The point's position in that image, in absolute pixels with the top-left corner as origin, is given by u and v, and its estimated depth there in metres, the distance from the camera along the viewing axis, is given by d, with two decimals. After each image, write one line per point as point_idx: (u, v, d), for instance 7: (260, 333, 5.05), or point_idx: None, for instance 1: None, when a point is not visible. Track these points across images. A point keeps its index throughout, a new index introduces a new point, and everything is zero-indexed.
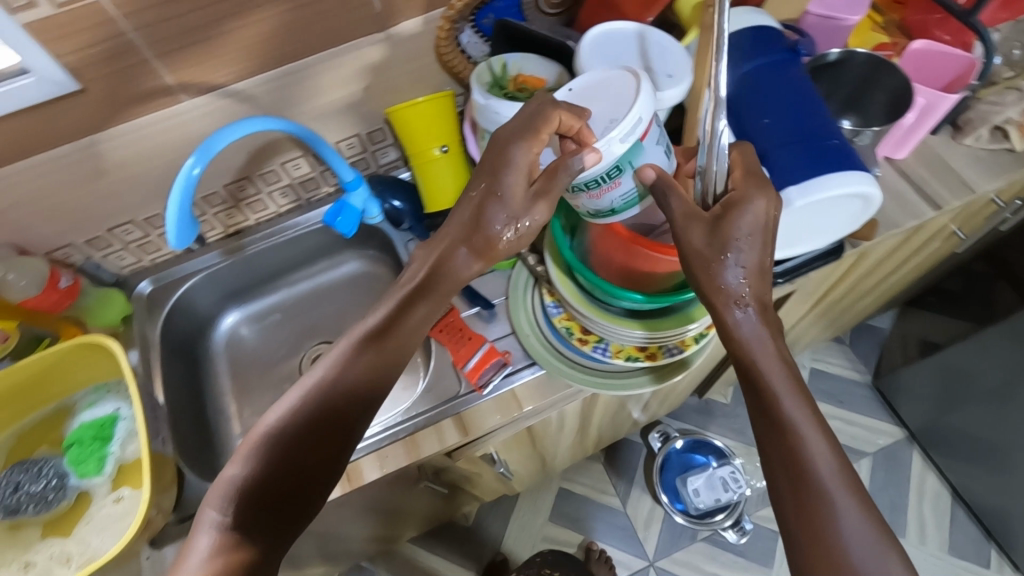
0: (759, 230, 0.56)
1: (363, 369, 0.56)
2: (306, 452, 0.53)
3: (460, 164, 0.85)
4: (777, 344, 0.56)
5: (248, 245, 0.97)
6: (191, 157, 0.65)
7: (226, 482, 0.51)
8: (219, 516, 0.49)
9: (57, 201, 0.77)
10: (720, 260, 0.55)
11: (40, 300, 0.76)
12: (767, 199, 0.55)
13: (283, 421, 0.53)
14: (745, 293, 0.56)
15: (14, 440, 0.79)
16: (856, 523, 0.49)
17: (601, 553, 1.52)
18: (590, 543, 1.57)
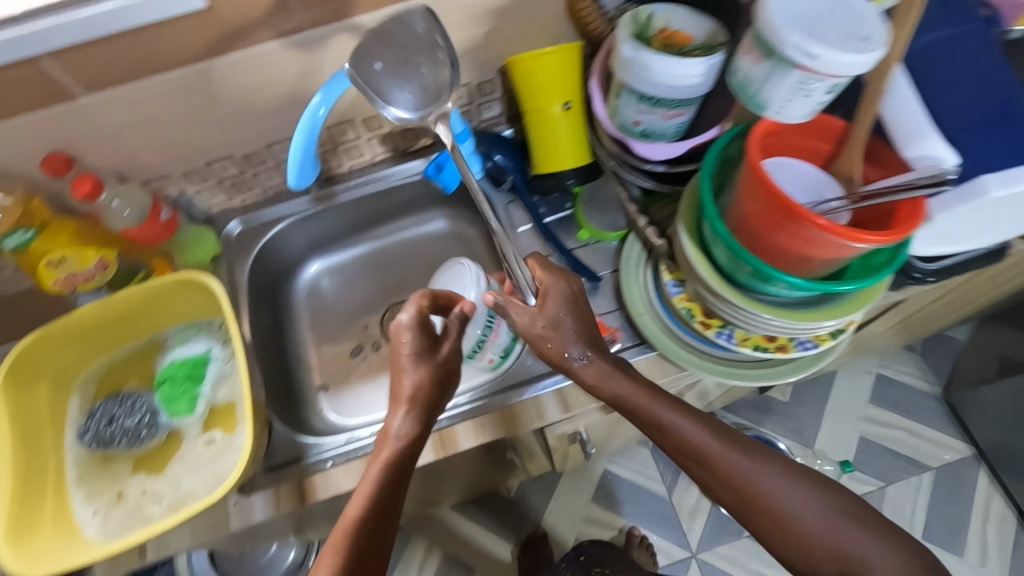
0: (563, 296, 0.64)
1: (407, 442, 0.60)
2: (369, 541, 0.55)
3: (580, 125, 0.80)
4: (624, 374, 0.62)
5: (340, 193, 0.93)
6: (316, 95, 0.61)
7: None
8: None
9: (162, 129, 0.73)
10: (568, 339, 0.62)
11: (141, 231, 0.74)
12: (569, 279, 0.65)
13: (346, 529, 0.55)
14: (582, 348, 0.62)
15: (106, 370, 0.78)
16: (798, 502, 0.58)
17: (643, 539, 1.43)
18: (633, 527, 1.47)
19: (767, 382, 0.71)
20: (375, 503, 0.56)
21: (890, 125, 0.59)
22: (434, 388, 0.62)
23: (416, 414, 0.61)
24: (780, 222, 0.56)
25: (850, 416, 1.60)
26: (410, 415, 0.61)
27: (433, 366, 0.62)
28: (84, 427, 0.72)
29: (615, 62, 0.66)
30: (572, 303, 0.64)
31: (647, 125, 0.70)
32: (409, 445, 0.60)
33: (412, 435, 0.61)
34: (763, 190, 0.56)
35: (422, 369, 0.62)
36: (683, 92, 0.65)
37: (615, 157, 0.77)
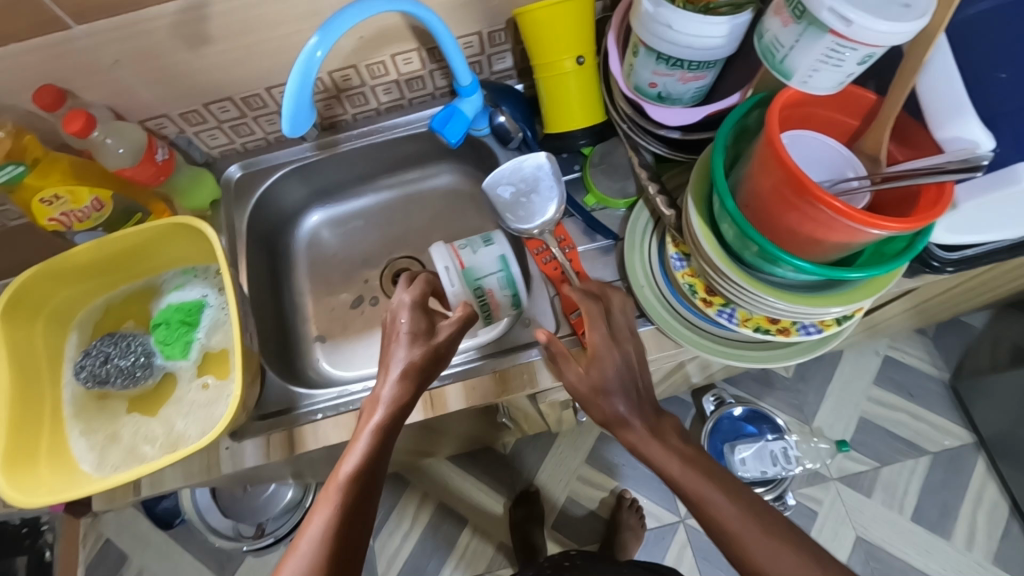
0: (625, 372, 0.65)
1: (399, 399, 0.63)
2: (367, 485, 0.59)
3: (593, 81, 0.76)
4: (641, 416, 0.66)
5: (343, 142, 0.90)
6: (314, 36, 0.57)
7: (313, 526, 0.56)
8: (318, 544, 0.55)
9: (159, 66, 0.70)
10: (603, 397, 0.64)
11: (137, 172, 0.72)
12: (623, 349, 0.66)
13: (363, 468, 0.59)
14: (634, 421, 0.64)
15: (103, 311, 0.78)
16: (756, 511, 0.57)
17: (633, 502, 1.45)
18: (623, 490, 1.50)
19: (765, 363, 0.69)
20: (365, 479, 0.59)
21: (925, 100, 0.55)
22: (406, 408, 0.63)
23: (383, 436, 0.61)
24: (794, 204, 0.52)
25: (853, 396, 1.59)
26: (397, 390, 0.63)
27: (413, 375, 0.63)
28: (79, 365, 0.72)
29: (634, 17, 0.61)
30: (628, 371, 0.65)
31: (663, 87, 0.66)
32: (369, 479, 0.59)
33: (403, 405, 0.63)
34: (778, 167, 0.52)
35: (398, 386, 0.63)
36: (702, 53, 0.60)
37: (628, 120, 0.73)
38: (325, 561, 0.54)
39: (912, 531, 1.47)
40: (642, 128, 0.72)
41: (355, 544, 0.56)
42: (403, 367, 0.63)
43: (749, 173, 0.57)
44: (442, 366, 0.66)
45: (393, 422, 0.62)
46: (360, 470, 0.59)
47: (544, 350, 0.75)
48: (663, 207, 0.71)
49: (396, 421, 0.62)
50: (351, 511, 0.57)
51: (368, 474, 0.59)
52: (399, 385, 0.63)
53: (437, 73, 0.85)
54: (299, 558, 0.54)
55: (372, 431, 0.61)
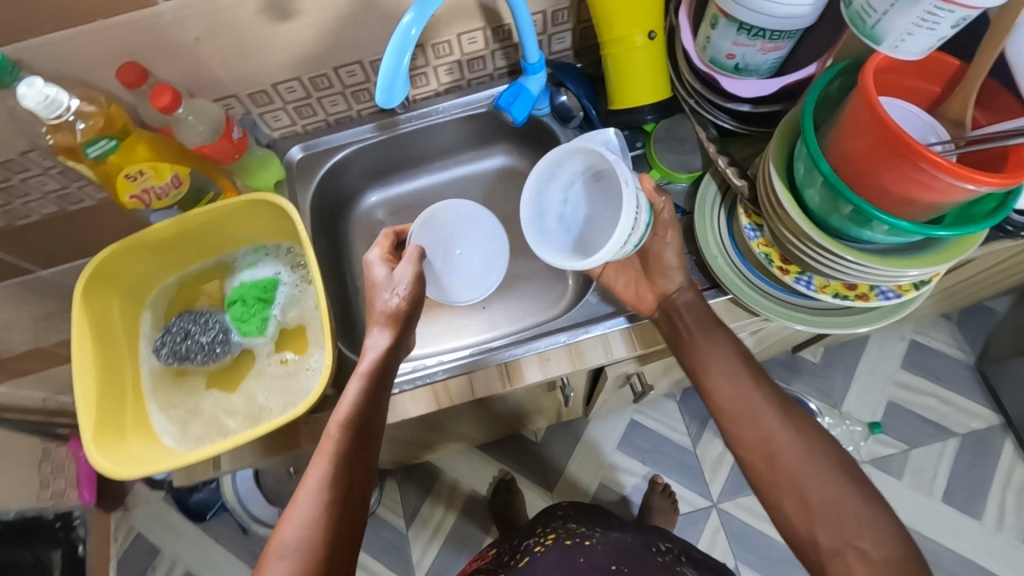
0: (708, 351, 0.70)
1: (384, 356, 0.66)
2: (361, 438, 0.63)
3: (661, 56, 0.77)
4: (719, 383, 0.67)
5: (402, 124, 0.90)
6: (408, 14, 0.58)
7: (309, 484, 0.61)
8: (319, 494, 0.60)
9: (236, 44, 0.71)
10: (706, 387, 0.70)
11: (215, 149, 0.72)
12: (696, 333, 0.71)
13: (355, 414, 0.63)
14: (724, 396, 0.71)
15: (177, 287, 0.79)
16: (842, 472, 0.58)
17: (666, 487, 1.45)
18: (656, 476, 1.50)
19: (840, 329, 0.70)
20: (356, 428, 0.63)
21: (1013, 64, 0.56)
22: (387, 370, 0.67)
23: (373, 387, 0.65)
24: (888, 161, 0.54)
25: (881, 380, 1.60)
26: (384, 346, 0.67)
27: (396, 325, 0.68)
28: (160, 342, 0.73)
29: None
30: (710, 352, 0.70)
31: (741, 59, 0.67)
32: (363, 425, 0.63)
33: (385, 365, 0.66)
34: (874, 126, 0.53)
35: (383, 351, 0.67)
36: (786, 22, 0.61)
37: (696, 94, 0.75)
38: (326, 510, 0.59)
39: (943, 512, 1.49)
40: (710, 102, 0.74)
41: (353, 495, 0.61)
42: (386, 330, 0.67)
43: (838, 136, 0.58)
44: (417, 313, 0.70)
45: (378, 379, 0.66)
46: (352, 418, 0.63)
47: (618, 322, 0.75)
48: (734, 177, 0.72)
49: (383, 374, 0.66)
50: (346, 460, 0.62)
51: (358, 423, 0.63)
52: (383, 351, 0.66)
53: (499, 53, 0.86)
54: (296, 512, 0.59)
55: (355, 389, 0.64)
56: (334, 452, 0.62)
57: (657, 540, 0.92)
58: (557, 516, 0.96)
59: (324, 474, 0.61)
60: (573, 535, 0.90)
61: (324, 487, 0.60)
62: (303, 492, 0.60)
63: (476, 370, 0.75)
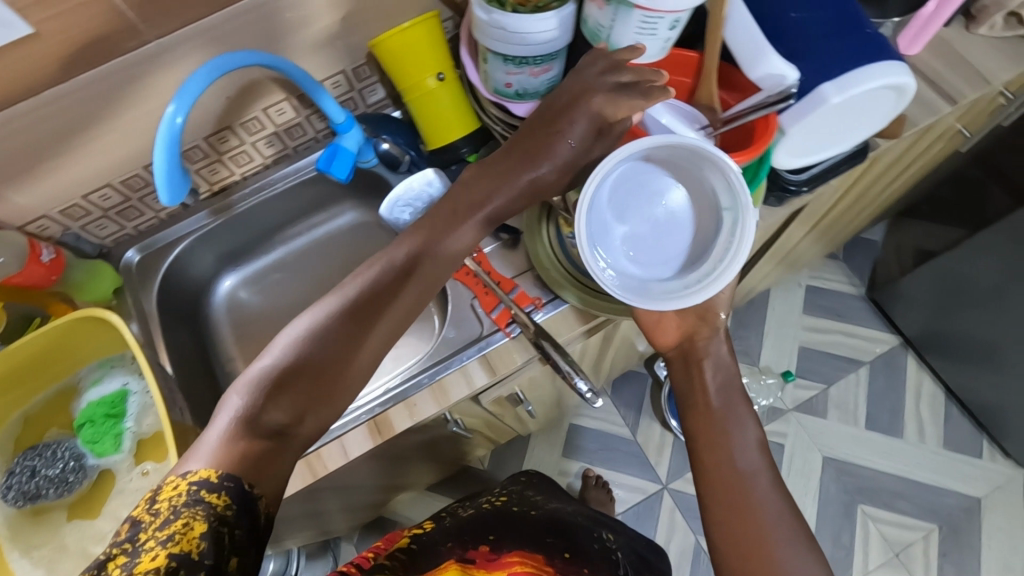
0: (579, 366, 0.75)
1: (384, 273, 0.58)
2: (312, 374, 0.52)
3: (458, 93, 0.80)
4: None
5: (238, 203, 0.90)
6: (170, 103, 0.59)
7: (251, 372, 0.52)
8: (240, 402, 0.50)
9: (24, 168, 0.70)
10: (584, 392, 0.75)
11: (25, 276, 0.71)
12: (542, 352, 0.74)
13: (311, 335, 0.53)
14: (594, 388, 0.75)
15: (23, 423, 0.75)
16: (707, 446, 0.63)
17: (599, 479, 1.48)
18: (587, 470, 1.53)
19: None
20: (322, 333, 0.54)
21: (733, 48, 0.61)
22: (384, 291, 0.57)
23: (357, 304, 0.56)
24: None
25: (788, 329, 1.69)
26: (401, 257, 0.60)
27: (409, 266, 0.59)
28: (5, 486, 0.69)
29: (474, 29, 0.66)
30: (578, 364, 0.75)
31: (519, 85, 0.71)
32: (318, 345, 0.53)
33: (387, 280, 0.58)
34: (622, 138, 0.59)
35: (376, 273, 0.58)
36: (540, 48, 0.65)
37: (499, 122, 0.78)
38: (278, 377, 0.51)
39: (869, 438, 1.57)
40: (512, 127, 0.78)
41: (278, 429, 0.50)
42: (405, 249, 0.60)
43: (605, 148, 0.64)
44: (422, 268, 0.60)
45: (375, 291, 0.57)
46: (325, 324, 0.54)
47: (474, 352, 0.77)
48: None
49: (387, 287, 0.57)
50: (302, 377, 0.52)
51: (337, 331, 0.54)
52: (379, 272, 0.58)
53: (314, 117, 0.87)
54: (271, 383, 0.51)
55: (351, 291, 0.57)
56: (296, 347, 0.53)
57: (600, 530, 1.00)
58: (518, 482, 1.04)
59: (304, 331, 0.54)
60: (521, 503, 0.97)
61: (293, 354, 0.52)
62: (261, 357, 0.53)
63: (346, 433, 0.75)
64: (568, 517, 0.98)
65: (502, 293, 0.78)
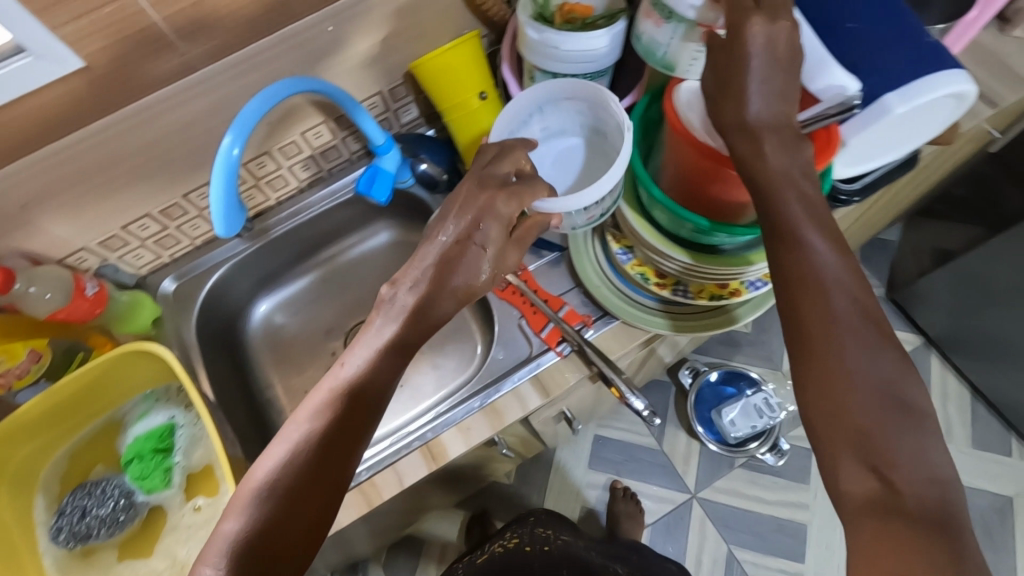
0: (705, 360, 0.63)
1: (388, 351, 0.51)
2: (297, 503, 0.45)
3: (499, 111, 0.79)
4: None
5: (274, 227, 0.89)
6: (227, 134, 0.58)
7: (223, 534, 0.45)
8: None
9: (65, 202, 0.68)
10: None
11: (70, 311, 0.70)
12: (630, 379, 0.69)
13: (310, 435, 0.47)
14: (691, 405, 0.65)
15: (68, 459, 0.74)
16: None
17: (627, 490, 1.46)
18: (615, 481, 1.50)
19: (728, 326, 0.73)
20: (292, 466, 0.46)
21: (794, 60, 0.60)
22: (396, 358, 0.51)
23: (354, 391, 0.49)
24: (710, 176, 0.57)
25: None
26: (396, 338, 0.52)
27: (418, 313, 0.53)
28: (56, 527, 0.68)
29: (523, 48, 0.66)
30: None
31: None
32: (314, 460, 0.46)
33: (375, 374, 0.50)
34: (690, 150, 0.57)
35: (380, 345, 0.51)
36: (593, 63, 0.64)
37: None
38: (248, 541, 0.44)
39: None
40: None
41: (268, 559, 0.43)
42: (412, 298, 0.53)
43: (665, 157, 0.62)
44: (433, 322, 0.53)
45: (352, 404, 0.49)
46: (339, 393, 0.49)
47: (526, 374, 0.76)
48: None
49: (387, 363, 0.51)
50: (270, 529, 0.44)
51: (306, 459, 0.46)
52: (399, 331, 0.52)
53: (349, 138, 0.86)
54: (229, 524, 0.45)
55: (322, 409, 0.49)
56: (317, 422, 0.48)
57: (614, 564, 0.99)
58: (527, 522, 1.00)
59: (276, 470, 0.46)
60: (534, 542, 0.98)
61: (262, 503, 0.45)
62: (249, 474, 0.47)
63: (399, 459, 0.73)
64: (583, 554, 0.98)
65: (551, 312, 0.77)
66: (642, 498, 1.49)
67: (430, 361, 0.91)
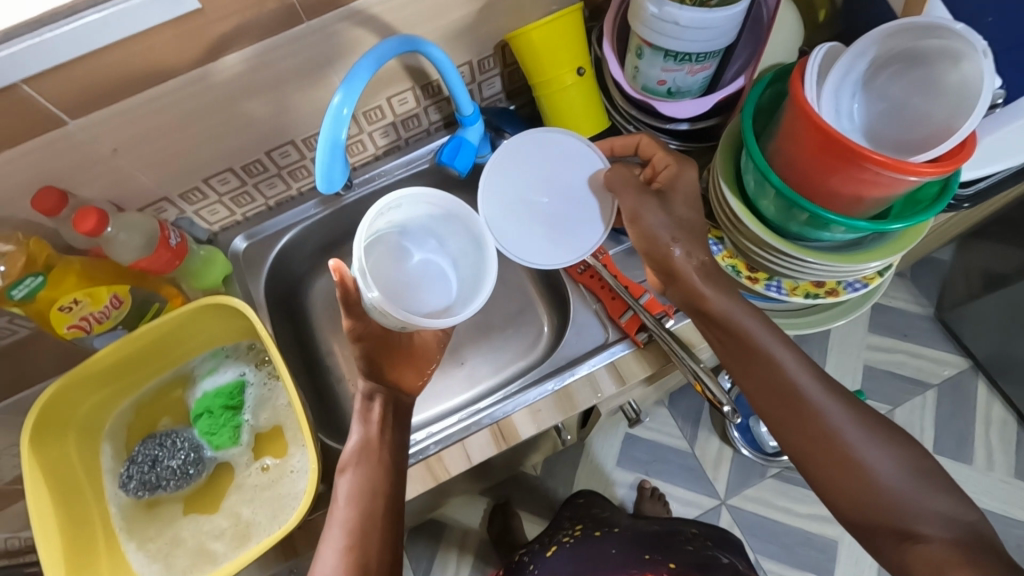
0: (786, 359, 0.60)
1: (370, 443, 0.63)
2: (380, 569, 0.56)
3: (593, 91, 0.77)
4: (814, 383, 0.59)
5: (346, 194, 0.88)
6: (337, 93, 0.57)
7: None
8: None
9: (155, 148, 0.67)
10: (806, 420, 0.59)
11: (152, 260, 0.70)
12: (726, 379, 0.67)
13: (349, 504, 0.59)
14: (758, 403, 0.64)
15: (134, 410, 0.73)
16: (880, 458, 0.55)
17: (655, 490, 1.40)
18: (643, 481, 1.45)
19: (818, 325, 0.72)
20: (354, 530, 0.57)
21: None
22: (383, 452, 0.62)
23: (362, 480, 0.60)
24: (835, 165, 0.55)
25: (854, 345, 1.51)
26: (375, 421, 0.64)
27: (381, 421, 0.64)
28: (126, 475, 0.68)
29: (636, 22, 0.63)
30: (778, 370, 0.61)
31: (672, 83, 0.68)
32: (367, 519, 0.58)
33: (369, 461, 0.62)
34: (817, 135, 0.54)
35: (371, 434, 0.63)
36: (710, 42, 0.62)
37: (636, 120, 0.75)
38: None
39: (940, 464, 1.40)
40: (651, 126, 0.75)
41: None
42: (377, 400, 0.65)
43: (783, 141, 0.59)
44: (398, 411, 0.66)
45: (360, 502, 0.59)
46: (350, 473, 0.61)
47: (602, 361, 0.74)
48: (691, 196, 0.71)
49: (370, 453, 0.62)
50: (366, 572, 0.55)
51: (364, 512, 0.58)
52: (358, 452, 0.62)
53: (432, 108, 0.85)
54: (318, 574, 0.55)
55: (345, 499, 0.59)
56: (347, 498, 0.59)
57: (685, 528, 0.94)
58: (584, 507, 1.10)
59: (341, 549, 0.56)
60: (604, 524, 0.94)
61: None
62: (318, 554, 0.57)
63: (468, 436, 0.72)
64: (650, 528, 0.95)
65: (632, 299, 0.75)
66: (671, 500, 1.43)
67: (490, 342, 0.90)
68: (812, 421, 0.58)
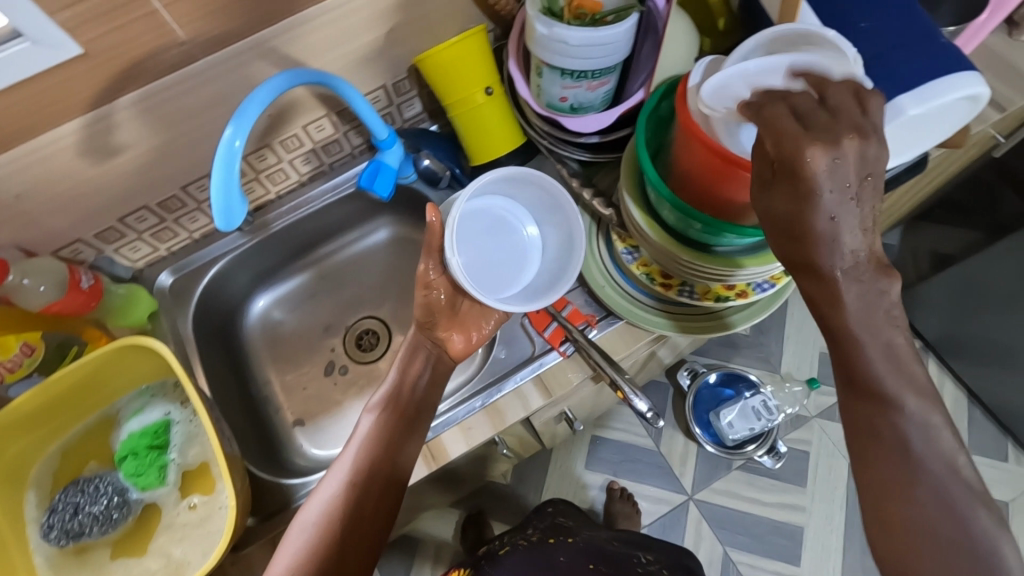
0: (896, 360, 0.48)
1: (375, 441, 0.62)
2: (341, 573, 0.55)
3: (505, 108, 0.79)
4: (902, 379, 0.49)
5: (274, 221, 0.88)
6: (228, 126, 0.56)
7: None
8: None
9: (60, 192, 0.67)
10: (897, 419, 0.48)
11: (66, 303, 0.69)
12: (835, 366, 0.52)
13: (335, 500, 0.58)
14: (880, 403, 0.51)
15: (60, 457, 0.72)
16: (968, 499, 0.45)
17: (624, 491, 1.41)
18: (611, 483, 1.45)
19: (734, 325, 0.73)
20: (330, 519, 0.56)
21: None
22: (386, 450, 0.62)
23: (360, 476, 0.59)
24: (721, 174, 0.55)
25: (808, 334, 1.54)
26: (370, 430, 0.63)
27: (388, 409, 0.64)
28: (47, 525, 0.66)
29: (530, 42, 0.65)
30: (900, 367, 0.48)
31: (574, 99, 0.69)
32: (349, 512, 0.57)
33: (371, 459, 0.61)
34: (699, 147, 0.55)
35: (373, 433, 0.63)
36: (602, 59, 0.63)
37: (548, 135, 0.77)
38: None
39: None
40: (562, 140, 0.76)
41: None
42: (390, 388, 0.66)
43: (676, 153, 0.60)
44: (419, 411, 0.66)
45: (354, 491, 0.58)
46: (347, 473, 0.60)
47: (529, 374, 0.75)
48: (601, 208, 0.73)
49: (373, 451, 0.61)
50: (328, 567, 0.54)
51: (349, 506, 0.57)
52: (365, 448, 0.62)
53: (352, 132, 0.85)
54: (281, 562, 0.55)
55: (334, 488, 0.59)
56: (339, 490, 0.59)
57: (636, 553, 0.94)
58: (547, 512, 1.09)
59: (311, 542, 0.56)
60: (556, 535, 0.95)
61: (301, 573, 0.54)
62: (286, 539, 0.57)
63: None
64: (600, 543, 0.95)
65: (554, 311, 0.76)
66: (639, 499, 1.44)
67: None
68: (875, 408, 0.49)
